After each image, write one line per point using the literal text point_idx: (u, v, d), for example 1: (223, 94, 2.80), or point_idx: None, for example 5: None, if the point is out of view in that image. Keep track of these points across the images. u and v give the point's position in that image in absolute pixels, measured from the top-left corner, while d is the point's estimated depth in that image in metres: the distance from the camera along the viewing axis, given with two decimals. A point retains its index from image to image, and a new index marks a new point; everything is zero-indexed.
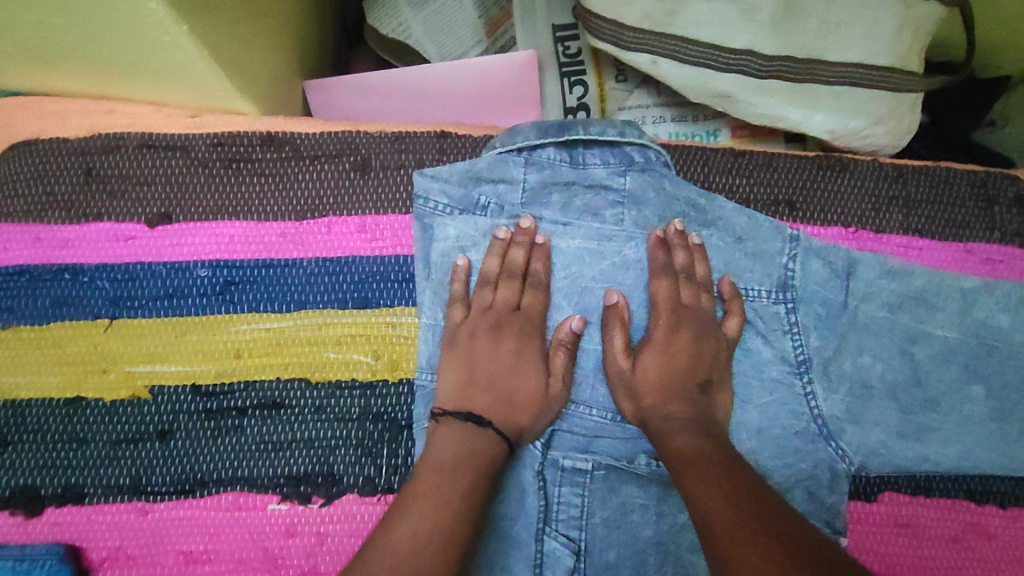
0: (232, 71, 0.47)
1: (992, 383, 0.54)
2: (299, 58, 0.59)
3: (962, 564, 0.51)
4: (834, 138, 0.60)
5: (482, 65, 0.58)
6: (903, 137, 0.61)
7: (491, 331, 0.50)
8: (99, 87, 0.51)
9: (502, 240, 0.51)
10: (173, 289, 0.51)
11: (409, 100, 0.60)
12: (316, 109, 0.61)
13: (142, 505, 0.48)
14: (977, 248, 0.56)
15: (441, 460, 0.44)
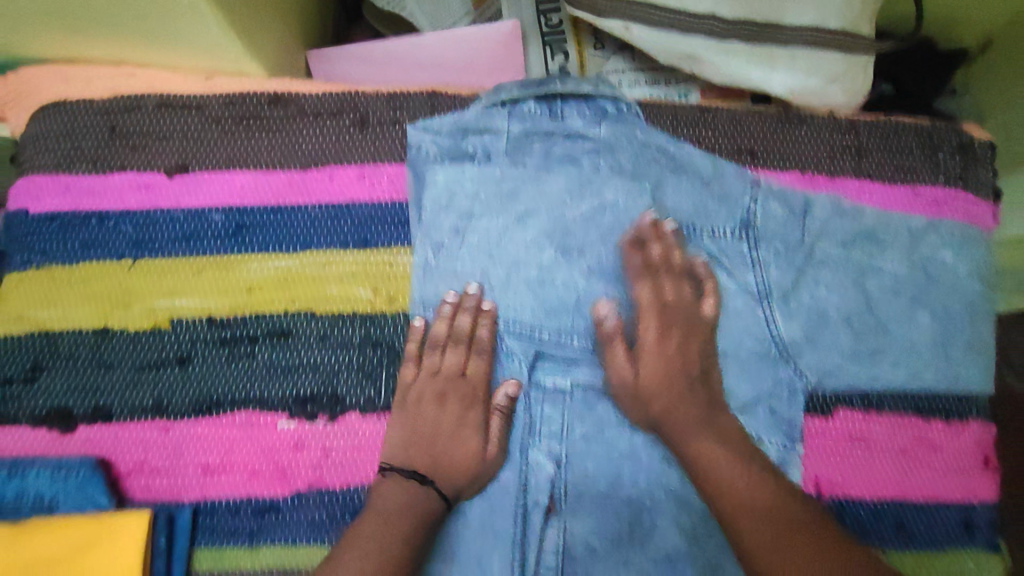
0: (241, 36, 0.53)
1: (937, 311, 0.59)
2: (301, 28, 0.65)
3: (908, 472, 0.57)
4: (795, 97, 0.64)
5: (470, 33, 0.64)
6: (858, 97, 0.65)
7: (438, 399, 0.54)
8: (120, 53, 0.57)
9: (451, 305, 0.54)
10: (190, 232, 0.55)
11: (402, 65, 0.66)
12: (315, 72, 0.66)
13: (165, 422, 0.53)
14: (924, 190, 0.61)
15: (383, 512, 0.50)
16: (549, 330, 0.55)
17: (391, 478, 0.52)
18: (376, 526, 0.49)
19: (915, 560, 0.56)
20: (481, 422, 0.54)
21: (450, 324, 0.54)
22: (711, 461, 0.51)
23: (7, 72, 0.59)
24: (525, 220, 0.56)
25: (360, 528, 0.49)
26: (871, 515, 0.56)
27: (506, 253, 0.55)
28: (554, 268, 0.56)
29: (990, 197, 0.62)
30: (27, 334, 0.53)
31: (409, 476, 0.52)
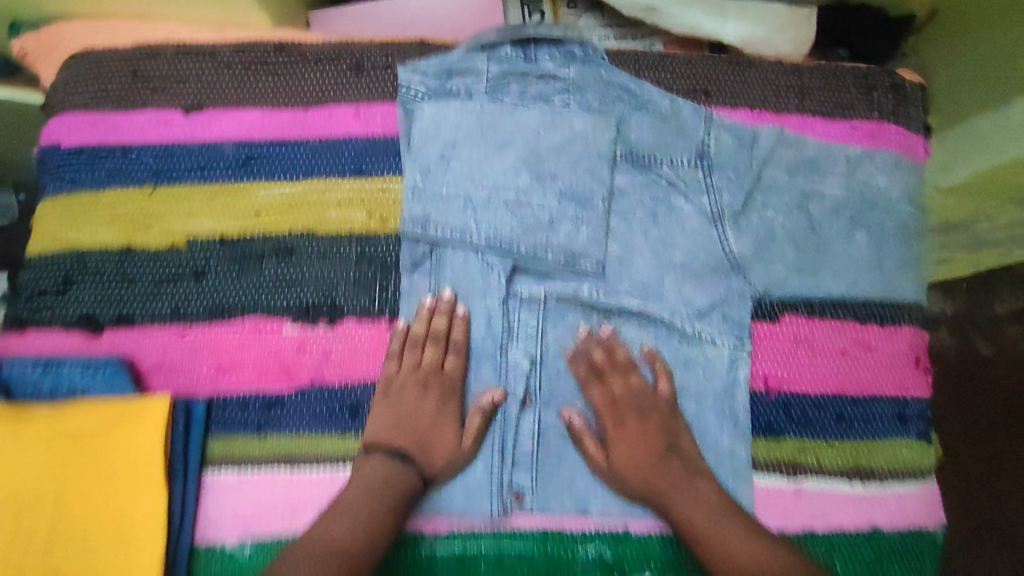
0: None
1: (873, 230, 0.67)
2: None
3: (847, 369, 0.65)
4: (746, 45, 0.72)
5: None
6: (803, 50, 0.72)
7: (421, 389, 0.60)
8: (148, 8, 0.65)
9: (428, 307, 0.60)
10: (203, 163, 0.62)
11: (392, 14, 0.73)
12: (315, 27, 0.74)
13: (181, 328, 0.59)
14: (861, 124, 0.69)
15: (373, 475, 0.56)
16: (526, 245, 0.62)
17: (377, 455, 0.57)
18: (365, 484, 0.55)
19: (855, 448, 0.65)
20: (458, 415, 0.60)
21: (428, 323, 0.60)
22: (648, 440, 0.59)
23: (38, 29, 0.66)
24: (503, 149, 0.62)
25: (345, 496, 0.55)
26: (816, 408, 0.64)
27: (487, 177, 0.62)
28: (529, 191, 0.62)
29: (920, 132, 0.70)
30: (58, 252, 0.59)
31: (392, 455, 0.57)
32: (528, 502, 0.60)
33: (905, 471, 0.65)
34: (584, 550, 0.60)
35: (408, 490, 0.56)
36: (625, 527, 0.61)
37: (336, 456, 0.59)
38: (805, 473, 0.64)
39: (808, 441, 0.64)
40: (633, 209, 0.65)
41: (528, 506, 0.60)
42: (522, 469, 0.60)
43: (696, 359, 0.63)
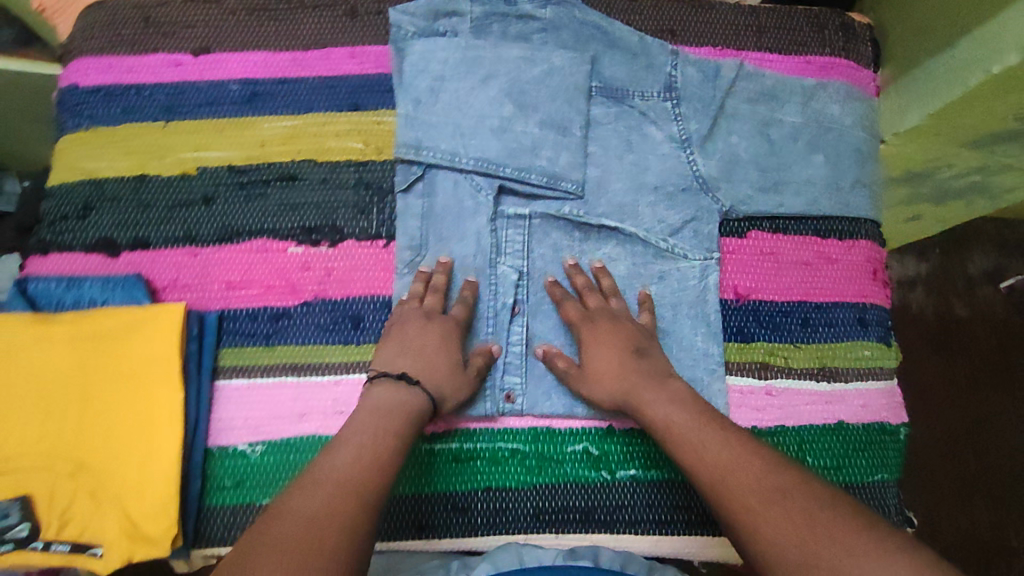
0: None
1: (830, 154, 0.72)
2: None
3: (811, 279, 0.71)
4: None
5: None
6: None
7: (421, 311, 0.62)
8: None
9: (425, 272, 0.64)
10: (211, 99, 0.67)
11: None
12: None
13: (193, 248, 0.63)
14: (814, 59, 0.75)
15: (377, 399, 0.55)
16: (511, 167, 0.67)
17: (381, 383, 0.57)
18: (373, 401, 0.55)
19: (820, 349, 0.70)
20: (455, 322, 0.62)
21: (427, 282, 0.63)
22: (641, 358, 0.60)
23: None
24: (488, 82, 0.68)
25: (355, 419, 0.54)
26: (782, 315, 0.70)
27: (473, 107, 0.67)
28: (513, 119, 0.68)
29: (870, 67, 0.77)
30: (80, 182, 0.64)
31: (397, 376, 0.57)
32: (518, 403, 0.64)
33: (867, 369, 0.70)
34: (571, 447, 0.64)
35: (415, 408, 0.55)
36: (610, 425, 0.65)
37: (358, 362, 0.63)
38: (776, 375, 0.69)
39: (777, 344, 0.69)
40: (609, 137, 0.71)
41: (518, 407, 0.64)
42: (512, 371, 0.65)
43: (671, 272, 0.69)
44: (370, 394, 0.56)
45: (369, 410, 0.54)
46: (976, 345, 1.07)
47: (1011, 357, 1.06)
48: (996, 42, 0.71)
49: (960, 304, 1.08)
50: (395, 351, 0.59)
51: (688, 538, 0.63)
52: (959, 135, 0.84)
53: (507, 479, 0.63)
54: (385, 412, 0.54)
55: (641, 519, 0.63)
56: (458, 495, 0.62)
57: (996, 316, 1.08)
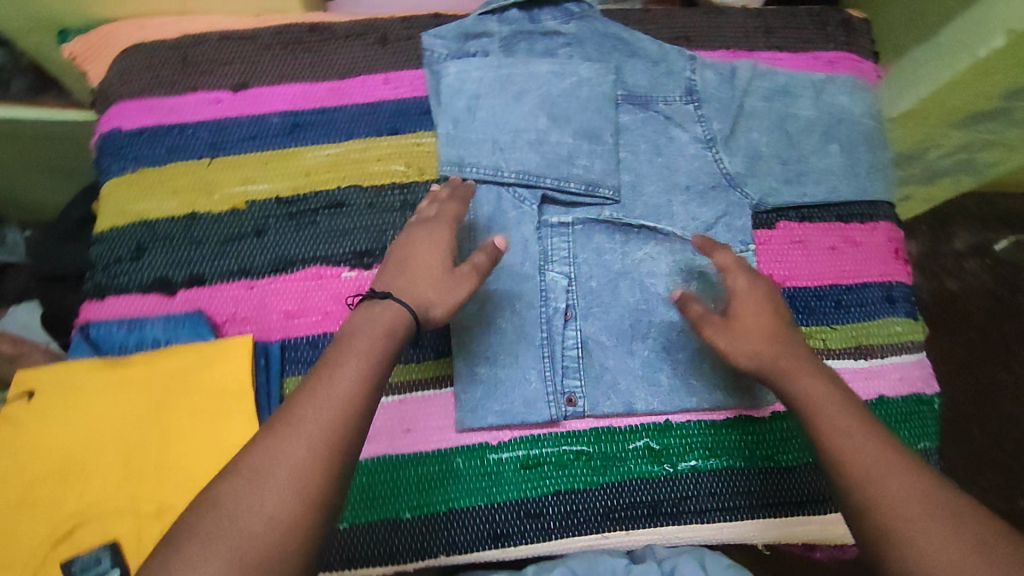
0: None
1: (844, 142, 0.76)
2: None
3: (839, 262, 0.73)
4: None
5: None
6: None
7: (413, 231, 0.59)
8: (190, 3, 0.74)
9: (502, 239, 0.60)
10: (255, 133, 0.70)
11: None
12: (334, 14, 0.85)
13: (249, 281, 0.65)
14: (821, 54, 0.79)
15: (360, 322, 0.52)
16: (552, 177, 0.70)
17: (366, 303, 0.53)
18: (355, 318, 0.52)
19: (855, 328, 0.71)
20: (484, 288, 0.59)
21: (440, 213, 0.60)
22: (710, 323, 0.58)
23: (88, 32, 0.73)
24: (521, 97, 0.72)
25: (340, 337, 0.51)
26: (816, 298, 0.72)
27: (511, 122, 0.71)
28: (548, 130, 0.71)
29: (871, 59, 0.81)
30: (130, 224, 0.66)
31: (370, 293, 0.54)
32: (580, 405, 0.64)
33: (902, 343, 0.71)
34: (633, 444, 0.64)
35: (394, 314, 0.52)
36: (666, 419, 0.65)
37: (430, 377, 0.65)
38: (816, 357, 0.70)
39: (813, 327, 0.71)
40: (637, 142, 0.74)
41: (580, 409, 0.64)
42: (571, 375, 0.65)
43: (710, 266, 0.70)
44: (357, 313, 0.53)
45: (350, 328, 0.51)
46: (972, 318, 1.13)
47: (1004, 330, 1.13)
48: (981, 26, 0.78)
49: (951, 278, 1.15)
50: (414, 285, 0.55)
51: (752, 522, 0.64)
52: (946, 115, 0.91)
53: (574, 482, 0.63)
54: (390, 318, 0.51)
55: (706, 508, 0.63)
56: (531, 501, 0.62)
57: (985, 287, 1.15)
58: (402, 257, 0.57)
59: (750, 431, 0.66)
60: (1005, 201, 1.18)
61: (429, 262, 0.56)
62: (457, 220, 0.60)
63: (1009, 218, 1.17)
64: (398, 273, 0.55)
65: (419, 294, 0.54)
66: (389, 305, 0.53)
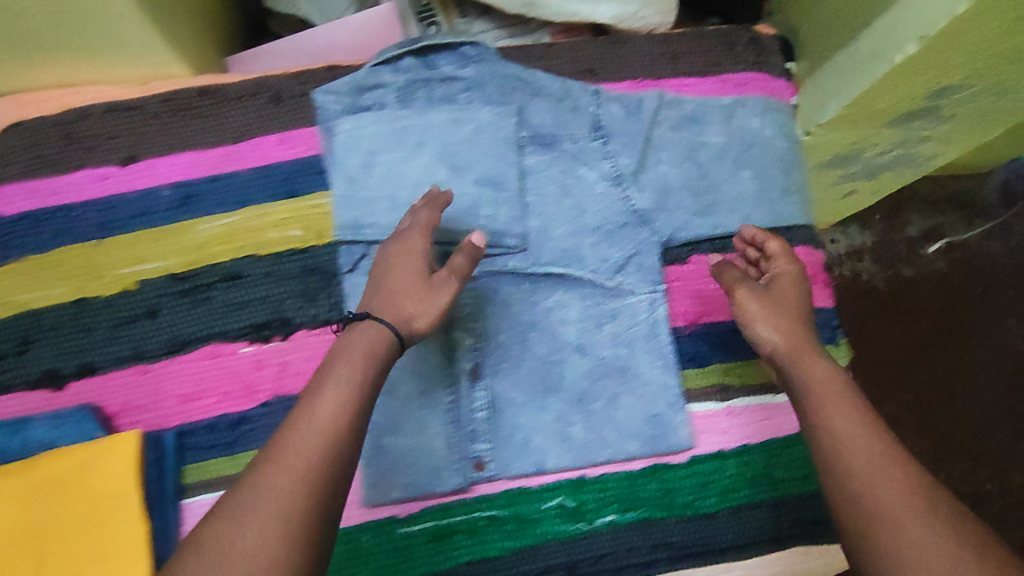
0: (165, 35, 0.66)
1: (757, 167, 0.74)
2: (219, 40, 0.79)
3: None
4: (618, 22, 0.77)
5: (363, 22, 0.79)
6: (669, 14, 0.78)
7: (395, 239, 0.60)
8: (66, 76, 0.70)
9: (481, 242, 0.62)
10: (143, 210, 0.68)
11: (314, 46, 0.81)
12: (232, 68, 0.81)
13: (141, 366, 0.63)
14: (730, 77, 0.77)
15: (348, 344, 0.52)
16: (454, 231, 0.68)
17: (359, 325, 0.54)
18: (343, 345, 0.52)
19: None
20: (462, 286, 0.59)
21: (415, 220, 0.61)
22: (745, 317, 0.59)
23: None
24: (419, 149, 0.69)
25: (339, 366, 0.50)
26: (734, 333, 0.70)
27: (408, 175, 0.69)
28: (448, 182, 0.69)
29: (783, 76, 0.78)
30: (15, 316, 0.64)
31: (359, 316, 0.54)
32: (489, 469, 0.63)
33: None
34: (547, 503, 0.63)
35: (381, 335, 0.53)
36: (582, 475, 0.64)
37: None
38: (736, 396, 0.68)
39: (732, 364, 0.69)
40: (544, 184, 0.72)
41: (490, 473, 0.63)
42: (480, 438, 0.64)
43: (622, 309, 0.69)
44: (347, 336, 0.53)
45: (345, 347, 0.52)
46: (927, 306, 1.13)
47: (939, 317, 1.13)
48: (897, 30, 0.78)
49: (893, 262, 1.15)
50: (398, 293, 0.56)
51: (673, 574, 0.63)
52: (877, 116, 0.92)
53: (489, 548, 0.62)
54: (374, 336, 0.52)
55: (625, 564, 0.63)
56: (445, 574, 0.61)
57: (940, 272, 1.15)
58: (377, 276, 0.58)
59: (670, 479, 0.65)
60: (949, 187, 1.17)
61: (403, 276, 0.56)
62: (429, 226, 0.61)
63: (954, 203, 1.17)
64: (375, 292, 0.56)
65: (400, 308, 0.55)
66: (371, 323, 0.54)
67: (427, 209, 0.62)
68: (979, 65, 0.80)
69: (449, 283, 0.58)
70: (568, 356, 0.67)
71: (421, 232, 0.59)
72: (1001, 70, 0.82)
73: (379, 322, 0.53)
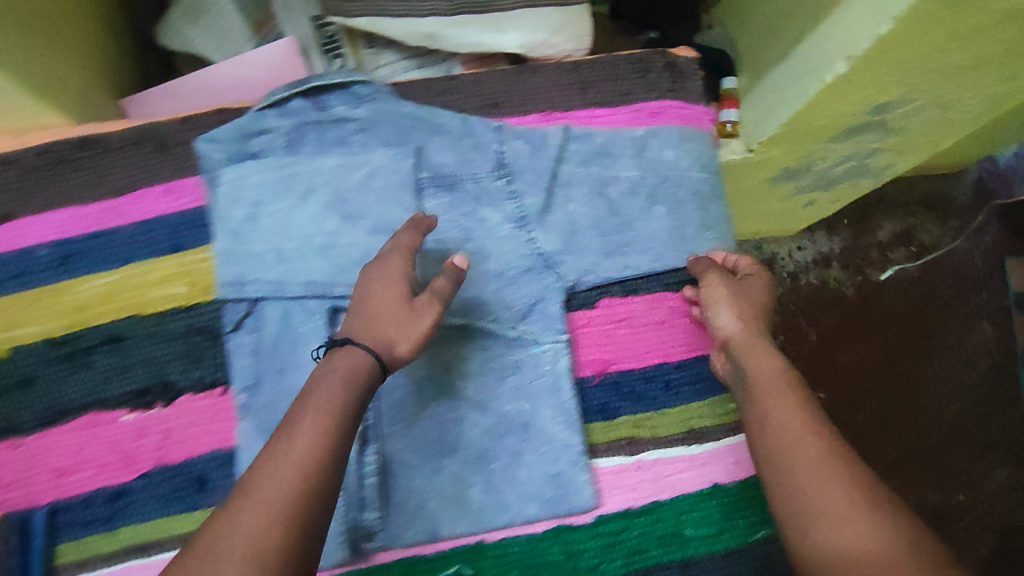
0: (33, 90, 0.61)
1: (670, 203, 0.71)
2: (108, 80, 0.75)
3: (667, 338, 0.69)
4: (530, 51, 0.73)
5: (261, 60, 0.74)
6: (584, 40, 0.74)
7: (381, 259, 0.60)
8: None
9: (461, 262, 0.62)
10: (21, 270, 0.65)
11: (210, 88, 0.76)
12: (129, 110, 0.76)
13: (14, 441, 0.62)
14: (642, 105, 0.72)
15: (334, 375, 0.53)
16: (343, 285, 0.64)
17: (345, 349, 0.55)
18: (328, 379, 0.53)
19: (685, 411, 0.67)
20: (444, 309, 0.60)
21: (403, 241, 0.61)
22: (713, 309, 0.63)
23: None
24: (307, 197, 0.66)
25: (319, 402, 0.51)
26: (644, 381, 0.67)
27: (295, 227, 0.65)
28: (338, 232, 0.65)
29: (700, 102, 0.74)
30: None
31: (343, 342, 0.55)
32: (380, 538, 0.61)
33: (734, 424, 0.67)
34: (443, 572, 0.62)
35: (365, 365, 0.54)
36: (479, 540, 0.62)
37: None
38: (645, 448, 0.66)
39: (642, 415, 0.67)
40: (444, 229, 0.68)
41: (380, 543, 0.61)
42: (370, 507, 0.61)
43: (525, 360, 0.66)
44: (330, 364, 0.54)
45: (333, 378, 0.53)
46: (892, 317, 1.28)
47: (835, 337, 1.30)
48: (823, 50, 0.75)
49: (800, 281, 1.31)
50: (381, 319, 0.57)
51: None
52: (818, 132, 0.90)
53: None
54: (355, 363, 0.54)
55: None
56: None
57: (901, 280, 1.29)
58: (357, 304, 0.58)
59: (572, 541, 0.63)
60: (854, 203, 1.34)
61: (384, 303, 0.57)
62: (410, 248, 0.60)
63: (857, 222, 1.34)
64: (358, 317, 0.57)
65: (380, 335, 0.56)
66: (350, 349, 0.55)
67: (409, 231, 0.61)
68: (916, 83, 0.78)
69: (431, 307, 0.58)
70: (464, 413, 0.64)
71: (402, 257, 0.59)
72: (941, 86, 0.81)
73: (360, 347, 0.55)
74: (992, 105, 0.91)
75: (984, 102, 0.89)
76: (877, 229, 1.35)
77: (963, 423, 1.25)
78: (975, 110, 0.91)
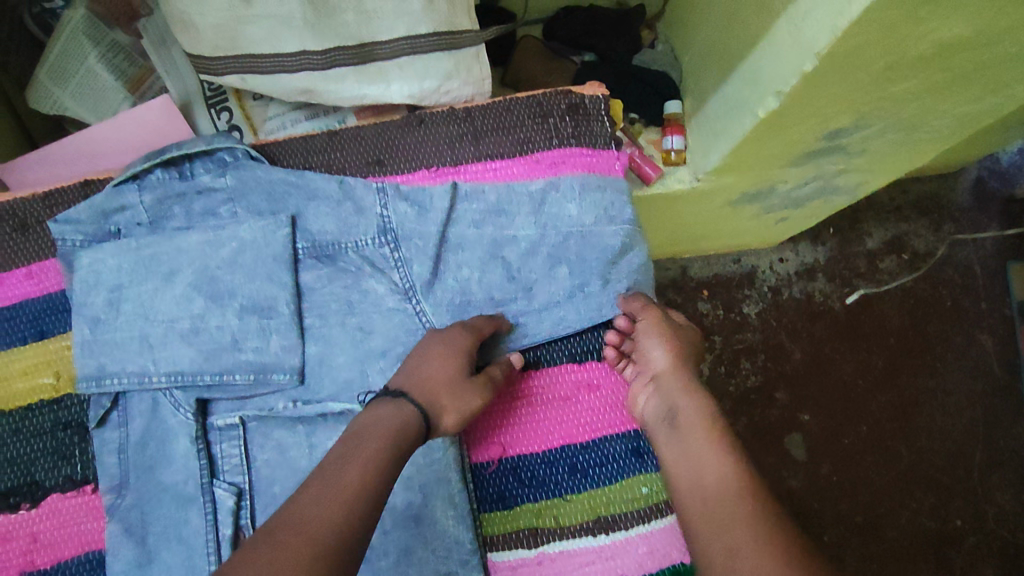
0: None
1: (574, 264, 0.63)
2: None
3: (574, 415, 0.63)
4: (420, 100, 0.65)
5: (138, 119, 0.69)
6: (483, 83, 0.67)
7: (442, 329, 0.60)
8: None
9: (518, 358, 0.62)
10: None
11: (86, 153, 0.70)
12: (6, 179, 0.70)
13: None
14: (543, 156, 0.65)
15: (381, 428, 0.52)
16: (211, 373, 0.60)
17: (393, 403, 0.54)
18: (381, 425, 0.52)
19: (592, 497, 0.61)
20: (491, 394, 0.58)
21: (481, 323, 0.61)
22: (643, 340, 0.62)
23: None
24: (172, 278, 0.61)
25: (355, 452, 0.49)
26: (546, 466, 0.62)
27: (158, 312, 0.61)
28: (205, 315, 0.61)
29: (610, 146, 0.66)
30: None
31: (396, 399, 0.55)
32: None
33: (647, 509, 0.61)
34: None
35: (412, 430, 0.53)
36: None
37: None
38: (549, 540, 0.60)
39: (544, 503, 0.61)
40: (325, 303, 0.62)
41: None
42: None
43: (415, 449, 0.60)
44: (376, 414, 0.54)
45: (377, 433, 0.51)
46: (891, 324, 1.18)
47: (826, 356, 1.16)
48: (757, 83, 0.66)
49: (782, 297, 1.17)
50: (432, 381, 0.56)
51: None
52: (768, 162, 0.81)
53: None
54: (403, 420, 0.53)
55: None
56: None
57: (903, 290, 1.19)
58: (410, 364, 0.58)
59: None
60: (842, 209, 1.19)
61: (444, 370, 0.56)
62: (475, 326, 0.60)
63: (844, 231, 1.20)
64: (407, 375, 0.57)
65: (432, 398, 0.55)
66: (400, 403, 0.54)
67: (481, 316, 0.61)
68: (868, 110, 0.69)
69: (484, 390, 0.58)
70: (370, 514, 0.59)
71: (471, 334, 0.59)
72: (896, 113, 0.71)
73: (411, 403, 0.54)
74: (967, 124, 0.80)
75: (955, 122, 0.78)
76: (866, 237, 1.20)
77: (960, 446, 1.14)
78: (945, 131, 0.81)
